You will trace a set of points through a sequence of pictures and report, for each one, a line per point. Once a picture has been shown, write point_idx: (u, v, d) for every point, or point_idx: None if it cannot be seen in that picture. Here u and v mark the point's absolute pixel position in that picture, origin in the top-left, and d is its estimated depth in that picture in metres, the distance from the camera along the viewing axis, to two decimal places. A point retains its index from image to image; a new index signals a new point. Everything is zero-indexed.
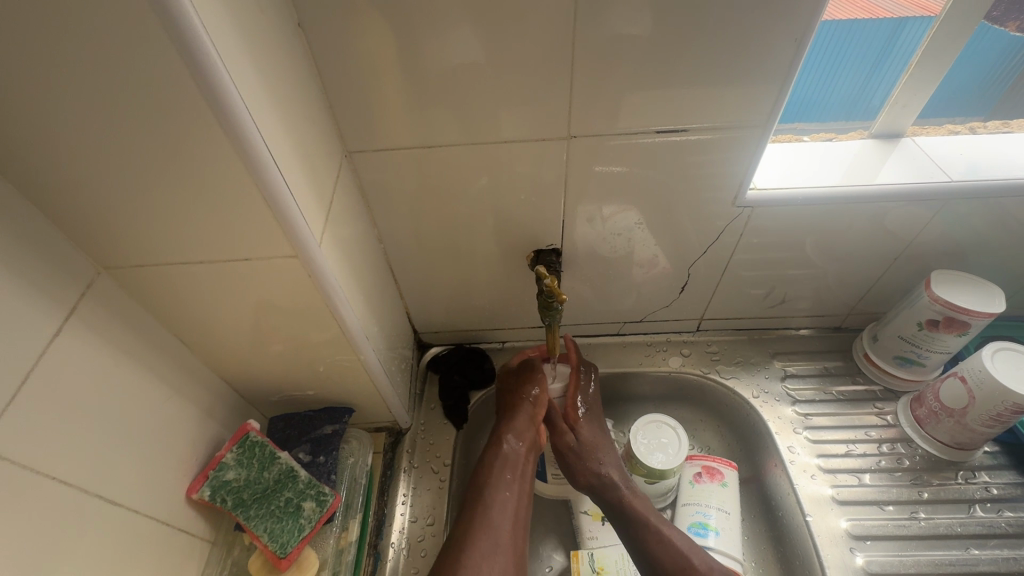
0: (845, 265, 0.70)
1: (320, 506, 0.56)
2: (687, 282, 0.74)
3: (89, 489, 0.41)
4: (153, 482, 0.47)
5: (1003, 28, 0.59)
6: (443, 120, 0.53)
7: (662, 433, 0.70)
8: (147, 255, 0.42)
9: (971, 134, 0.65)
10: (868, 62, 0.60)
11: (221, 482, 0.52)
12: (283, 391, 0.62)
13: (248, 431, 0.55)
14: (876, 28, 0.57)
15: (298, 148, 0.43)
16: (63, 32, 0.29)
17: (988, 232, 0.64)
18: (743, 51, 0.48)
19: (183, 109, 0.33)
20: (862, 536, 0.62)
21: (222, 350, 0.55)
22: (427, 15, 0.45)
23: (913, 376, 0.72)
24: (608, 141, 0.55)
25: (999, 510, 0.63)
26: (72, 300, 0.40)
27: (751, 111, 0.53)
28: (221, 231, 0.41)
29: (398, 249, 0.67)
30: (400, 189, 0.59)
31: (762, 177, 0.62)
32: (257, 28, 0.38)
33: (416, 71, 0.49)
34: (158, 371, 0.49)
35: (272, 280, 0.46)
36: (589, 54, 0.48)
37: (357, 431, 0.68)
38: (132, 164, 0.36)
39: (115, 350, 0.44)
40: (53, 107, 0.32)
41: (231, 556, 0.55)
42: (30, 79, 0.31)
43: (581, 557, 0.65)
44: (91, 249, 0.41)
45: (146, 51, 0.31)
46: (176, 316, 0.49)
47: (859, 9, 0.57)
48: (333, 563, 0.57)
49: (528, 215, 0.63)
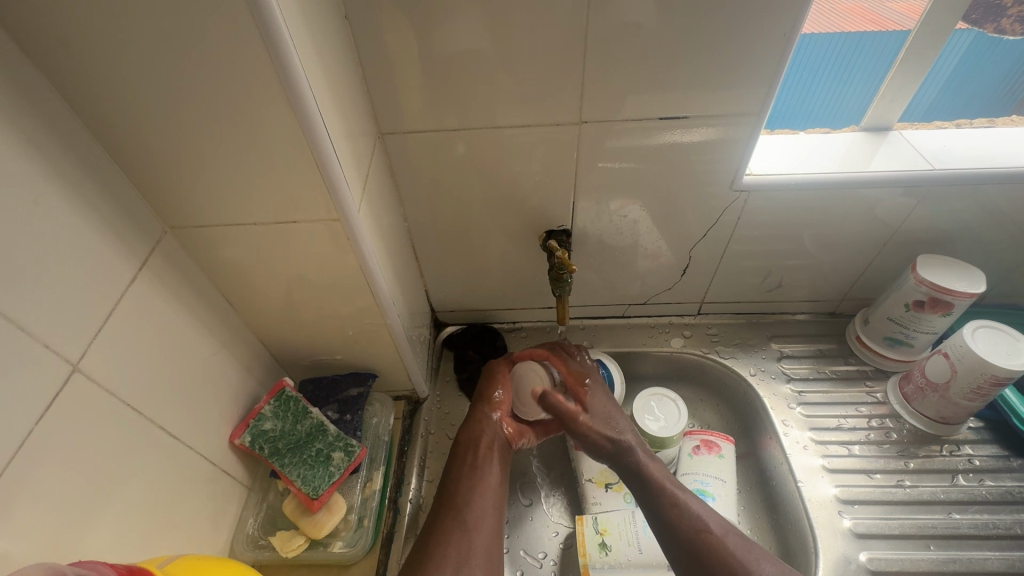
0: (839, 251, 0.75)
1: (348, 456, 0.61)
2: (689, 266, 0.78)
3: (151, 419, 0.47)
4: (201, 423, 0.53)
5: (982, 31, 0.62)
6: (464, 107, 0.58)
7: (662, 405, 0.75)
8: (209, 214, 0.49)
9: (956, 128, 0.70)
10: (874, 73, 0.65)
11: (259, 431, 0.59)
12: (313, 355, 0.67)
13: (284, 387, 0.62)
14: (885, 40, 0.61)
15: (341, 124, 0.48)
16: (159, 15, 0.35)
17: (972, 219, 0.69)
18: (740, 44, 0.53)
19: (252, 83, 0.39)
20: (849, 500, 0.67)
21: (262, 312, 0.60)
22: (452, 11, 0.51)
23: (902, 356, 0.76)
24: (617, 126, 0.60)
25: (981, 480, 0.67)
26: (144, 253, 0.46)
27: (744, 102, 0.58)
28: (273, 195, 0.47)
29: (420, 229, 0.73)
30: (424, 171, 0.65)
31: (758, 164, 0.67)
32: (313, 14, 0.43)
33: (444, 59, 0.54)
34: (208, 324, 0.55)
35: (313, 243, 0.52)
36: (599, 44, 0.53)
37: (380, 395, 0.73)
38: (205, 132, 0.42)
39: (177, 302, 0.50)
40: (144, 83, 0.39)
41: (267, 499, 0.62)
42: (128, 55, 0.37)
43: (585, 520, 0.69)
44: (161, 208, 0.48)
45: (226, 31, 0.36)
46: (226, 275, 0.55)
47: (869, 22, 0.61)
48: (359, 510, 0.62)
49: (540, 198, 0.68)
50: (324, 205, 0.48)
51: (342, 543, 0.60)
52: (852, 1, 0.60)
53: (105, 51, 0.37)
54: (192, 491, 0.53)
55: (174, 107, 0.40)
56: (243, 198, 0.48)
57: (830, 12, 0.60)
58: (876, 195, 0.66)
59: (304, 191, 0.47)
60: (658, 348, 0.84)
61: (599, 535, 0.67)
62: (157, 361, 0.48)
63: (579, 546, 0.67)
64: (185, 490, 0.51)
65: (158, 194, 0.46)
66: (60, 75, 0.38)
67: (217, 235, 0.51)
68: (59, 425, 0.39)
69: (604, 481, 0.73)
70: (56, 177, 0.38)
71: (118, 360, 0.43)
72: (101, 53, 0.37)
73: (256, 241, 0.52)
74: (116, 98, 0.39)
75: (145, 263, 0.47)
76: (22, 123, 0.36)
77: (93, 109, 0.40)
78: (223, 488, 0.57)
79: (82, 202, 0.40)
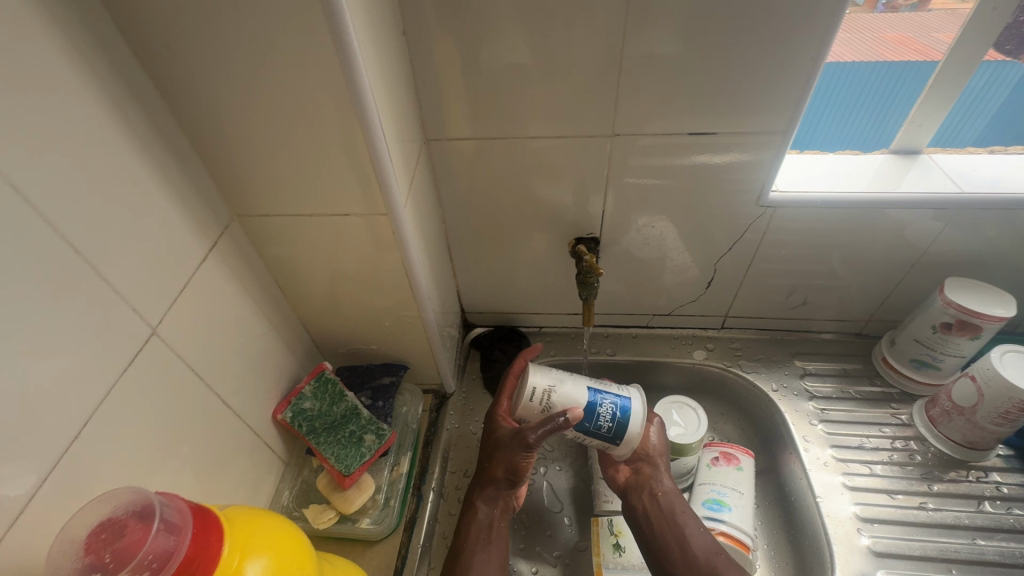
0: (867, 272, 0.76)
1: (379, 439, 0.65)
2: (713, 278, 0.80)
3: (210, 386, 0.52)
4: (249, 395, 0.58)
5: (1016, 61, 0.63)
6: (504, 118, 0.63)
7: (682, 411, 0.77)
8: (272, 205, 0.54)
9: (988, 154, 0.70)
10: (883, 102, 0.68)
11: (299, 409, 0.64)
12: (350, 344, 0.72)
13: (324, 369, 0.67)
14: (928, 70, 0.63)
15: (394, 128, 0.53)
16: (249, 27, 0.41)
17: (1006, 243, 0.69)
18: (770, 67, 0.56)
19: (324, 88, 0.44)
20: (869, 519, 0.67)
21: (308, 300, 0.65)
22: (500, 30, 0.55)
23: (929, 379, 0.76)
24: (647, 142, 0.63)
25: (1009, 508, 0.67)
26: (214, 237, 0.52)
27: (773, 120, 0.60)
28: (329, 190, 0.52)
29: (457, 232, 0.77)
30: (464, 177, 0.69)
31: (785, 181, 0.69)
32: (377, 30, 0.48)
33: (489, 74, 0.59)
34: (261, 306, 0.60)
35: (362, 236, 0.57)
36: (634, 64, 0.57)
37: (409, 385, 0.77)
38: (275, 131, 0.48)
39: (237, 283, 0.56)
40: (231, 87, 0.44)
41: (302, 475, 0.67)
42: (220, 61, 0.43)
43: (599, 521, 0.71)
44: (232, 198, 0.53)
45: (306, 41, 0.41)
46: (280, 262, 0.60)
47: (915, 51, 0.63)
48: (385, 491, 0.66)
49: (570, 207, 0.71)
50: (373, 202, 0.53)
51: (369, 520, 0.63)
52: (896, 32, 0.64)
53: (200, 57, 0.42)
54: (238, 458, 0.57)
55: (252, 107, 0.46)
56: (301, 192, 0.53)
57: (871, 41, 0.63)
58: (905, 217, 0.67)
59: (357, 188, 0.52)
60: (680, 359, 0.86)
61: (613, 536, 0.69)
62: (218, 335, 0.53)
63: (594, 546, 0.69)
64: (233, 456, 0.56)
65: (230, 183, 0.52)
66: (162, 76, 0.44)
67: (276, 224, 0.56)
68: (136, 380, 0.44)
69: None
70: (149, 163, 0.44)
71: (187, 328, 0.49)
72: (197, 59, 0.43)
73: (309, 232, 0.57)
74: (205, 98, 0.45)
75: (213, 245, 0.52)
76: (128, 115, 0.42)
77: (185, 107, 0.46)
78: (265, 459, 0.62)
79: (169, 188, 0.46)
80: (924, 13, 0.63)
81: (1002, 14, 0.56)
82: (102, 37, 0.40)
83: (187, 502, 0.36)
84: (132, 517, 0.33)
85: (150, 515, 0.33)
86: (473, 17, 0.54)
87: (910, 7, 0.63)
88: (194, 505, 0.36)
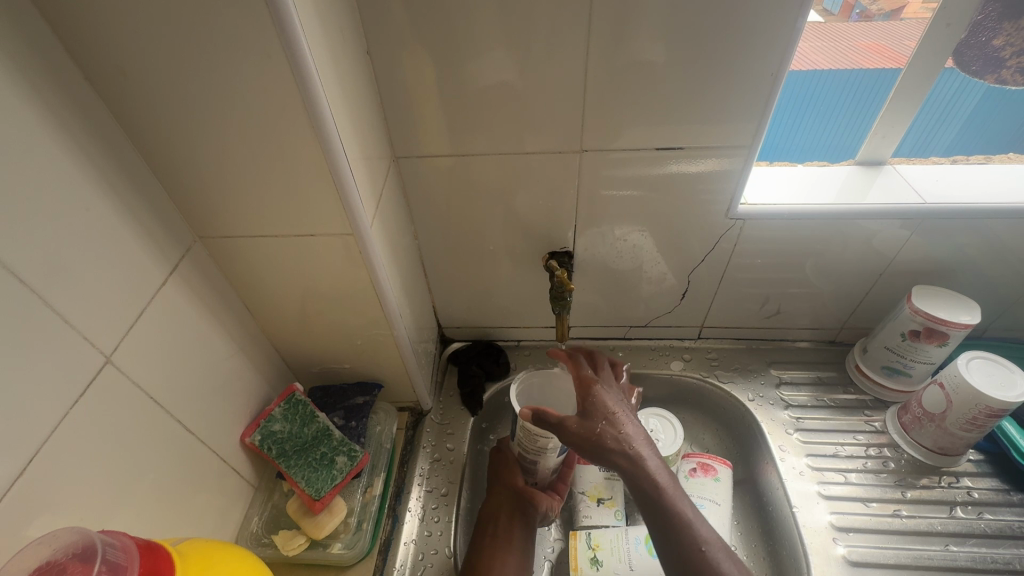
0: (837, 281, 0.77)
1: (351, 460, 0.65)
2: (687, 289, 0.80)
3: (172, 413, 0.51)
4: (216, 419, 0.57)
5: (981, 80, 0.64)
6: (473, 134, 0.63)
7: (658, 424, 0.77)
8: (235, 227, 0.53)
9: (951, 164, 0.72)
10: (849, 116, 0.69)
11: (268, 431, 0.63)
12: (323, 364, 0.71)
13: (294, 391, 0.66)
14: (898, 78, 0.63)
15: (358, 147, 0.53)
16: (205, 51, 0.40)
17: (971, 251, 0.70)
18: (731, 82, 0.57)
19: (284, 109, 0.44)
20: (845, 528, 0.67)
21: (277, 321, 0.64)
22: (465, 48, 0.55)
23: (900, 385, 0.77)
24: (617, 156, 0.64)
25: (980, 513, 0.68)
26: (175, 259, 0.51)
27: (737, 134, 0.61)
28: (293, 211, 0.52)
29: (430, 248, 0.76)
30: (435, 193, 0.69)
31: (754, 194, 0.69)
32: (337, 49, 0.48)
33: (457, 91, 0.59)
34: (227, 329, 0.59)
35: (328, 255, 0.56)
36: (600, 80, 0.57)
37: (384, 404, 0.77)
38: (235, 153, 0.47)
39: (201, 306, 0.55)
40: (187, 109, 0.44)
41: (272, 500, 0.65)
42: (177, 84, 0.42)
43: (578, 535, 0.69)
44: (194, 220, 0.53)
45: (265, 63, 0.41)
46: (246, 283, 0.60)
47: (887, 59, 0.63)
48: (358, 513, 0.65)
49: (543, 221, 0.72)
50: (339, 221, 0.52)
51: (341, 545, 0.62)
52: (870, 41, 0.64)
53: (156, 79, 0.42)
54: (204, 486, 0.56)
55: (211, 128, 0.45)
56: (263, 212, 0.52)
57: (846, 50, 0.64)
58: (873, 226, 0.68)
59: (322, 207, 0.51)
60: (658, 370, 0.86)
61: (591, 550, 0.67)
62: (180, 360, 0.51)
63: (571, 561, 0.67)
64: (198, 483, 0.55)
65: (192, 206, 0.51)
66: (115, 99, 0.43)
67: (240, 245, 0.55)
68: (91, 411, 0.42)
69: (597, 496, 0.73)
70: (103, 188, 0.43)
71: (145, 355, 0.47)
72: (152, 80, 0.42)
73: (275, 253, 0.56)
74: (163, 120, 0.45)
75: (175, 268, 0.51)
76: (78, 139, 0.41)
77: (142, 129, 0.45)
78: (233, 485, 0.61)
79: (126, 212, 0.45)
80: (897, 22, 0.63)
81: (955, 31, 0.58)
82: (52, 62, 0.39)
83: (135, 541, 0.36)
84: (73, 560, 0.32)
85: (92, 557, 0.32)
86: (440, 35, 0.55)
87: (883, 16, 0.64)
88: (141, 544, 0.36)
